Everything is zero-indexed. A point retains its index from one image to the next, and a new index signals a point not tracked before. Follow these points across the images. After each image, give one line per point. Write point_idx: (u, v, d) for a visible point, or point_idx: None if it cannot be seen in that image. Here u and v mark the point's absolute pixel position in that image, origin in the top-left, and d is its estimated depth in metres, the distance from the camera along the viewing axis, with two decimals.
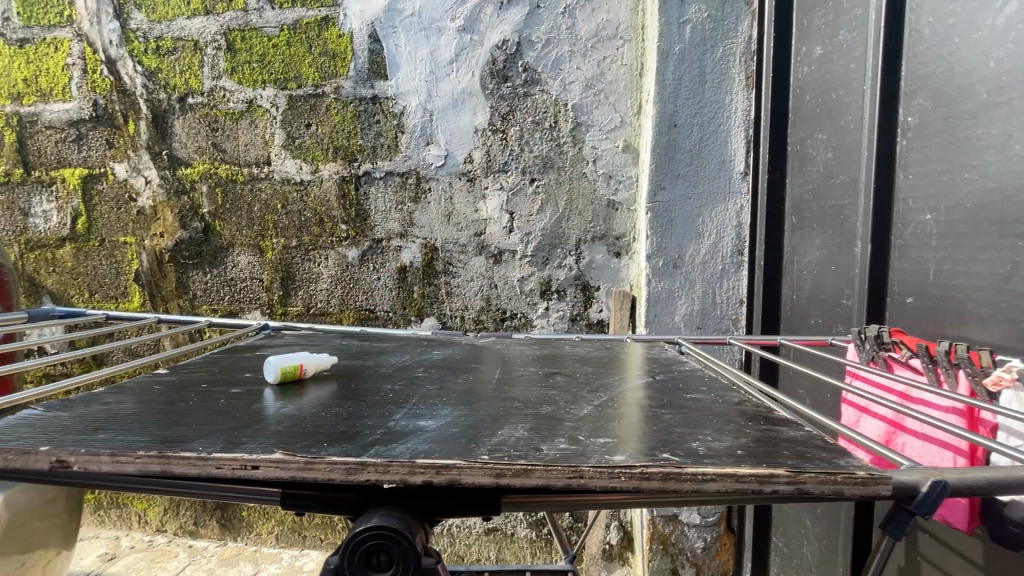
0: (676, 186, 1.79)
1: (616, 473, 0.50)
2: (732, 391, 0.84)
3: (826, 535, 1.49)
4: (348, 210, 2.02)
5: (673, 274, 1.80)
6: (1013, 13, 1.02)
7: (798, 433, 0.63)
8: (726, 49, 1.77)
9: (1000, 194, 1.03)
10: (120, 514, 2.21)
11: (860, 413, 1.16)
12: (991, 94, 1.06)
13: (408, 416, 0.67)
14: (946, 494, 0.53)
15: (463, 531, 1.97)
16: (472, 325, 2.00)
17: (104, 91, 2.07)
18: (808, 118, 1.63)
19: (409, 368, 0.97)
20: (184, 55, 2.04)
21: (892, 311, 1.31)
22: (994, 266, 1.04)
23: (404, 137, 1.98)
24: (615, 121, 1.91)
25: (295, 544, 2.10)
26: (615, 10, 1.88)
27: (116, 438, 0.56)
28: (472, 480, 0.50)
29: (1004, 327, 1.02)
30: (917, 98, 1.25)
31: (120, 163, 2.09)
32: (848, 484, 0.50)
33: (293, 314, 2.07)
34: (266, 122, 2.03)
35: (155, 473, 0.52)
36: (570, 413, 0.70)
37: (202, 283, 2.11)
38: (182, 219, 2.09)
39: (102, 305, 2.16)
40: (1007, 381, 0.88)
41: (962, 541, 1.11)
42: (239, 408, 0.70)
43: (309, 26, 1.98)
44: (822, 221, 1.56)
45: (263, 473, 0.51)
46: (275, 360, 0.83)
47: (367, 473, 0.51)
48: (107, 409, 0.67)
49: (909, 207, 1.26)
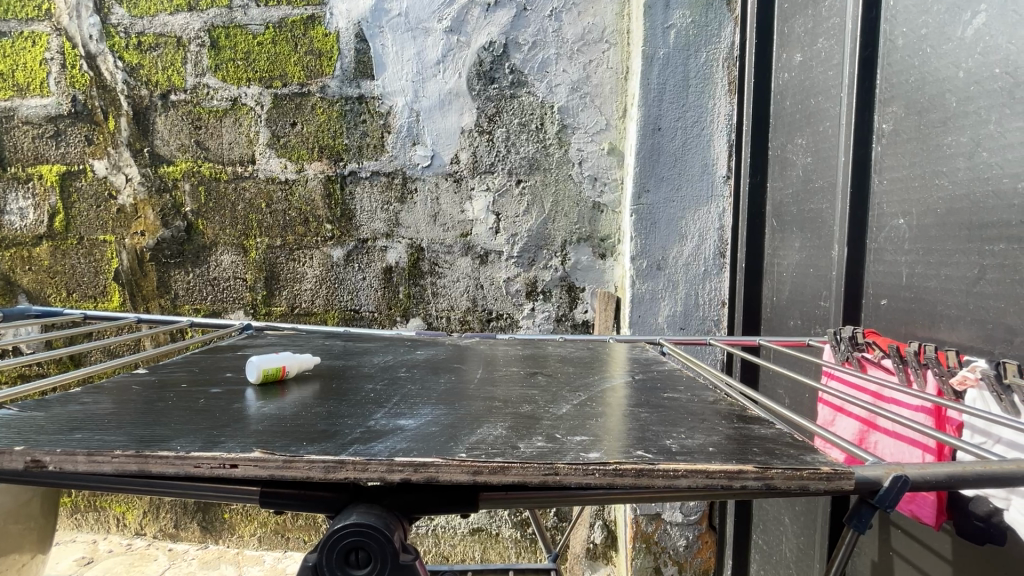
0: (659, 189, 1.81)
1: (591, 470, 0.52)
2: (709, 390, 0.85)
3: (803, 531, 1.52)
4: (333, 210, 2.01)
5: (656, 276, 1.82)
6: (981, 25, 1.05)
7: (769, 431, 0.65)
8: (709, 54, 1.80)
9: (969, 199, 1.07)
10: (98, 517, 2.17)
11: (835, 412, 1.19)
12: (960, 102, 1.09)
13: (388, 416, 0.67)
14: (907, 488, 0.55)
15: (448, 531, 1.98)
16: (458, 325, 2.00)
17: (83, 87, 2.04)
18: (788, 124, 1.67)
19: (392, 368, 0.97)
20: (166, 52, 2.02)
21: (867, 313, 1.34)
22: (963, 269, 1.07)
23: (390, 137, 1.97)
24: (600, 123, 1.93)
25: (278, 546, 2.08)
26: (601, 14, 1.91)
27: (92, 437, 0.56)
28: (449, 477, 0.51)
29: (971, 328, 1.05)
30: (891, 106, 1.29)
31: (100, 160, 2.06)
32: (812, 479, 0.52)
33: (277, 314, 2.05)
34: (250, 120, 2.01)
35: (133, 472, 0.52)
36: (549, 412, 0.72)
37: (184, 282, 2.08)
38: (164, 218, 2.06)
39: (81, 304, 2.12)
40: (972, 380, 0.91)
41: (931, 535, 1.14)
42: (219, 408, 0.70)
43: (295, 24, 1.97)
44: (801, 224, 1.60)
45: (242, 472, 0.52)
46: (258, 361, 0.83)
47: (347, 471, 0.51)
48: (84, 409, 0.67)
49: (883, 211, 1.30)
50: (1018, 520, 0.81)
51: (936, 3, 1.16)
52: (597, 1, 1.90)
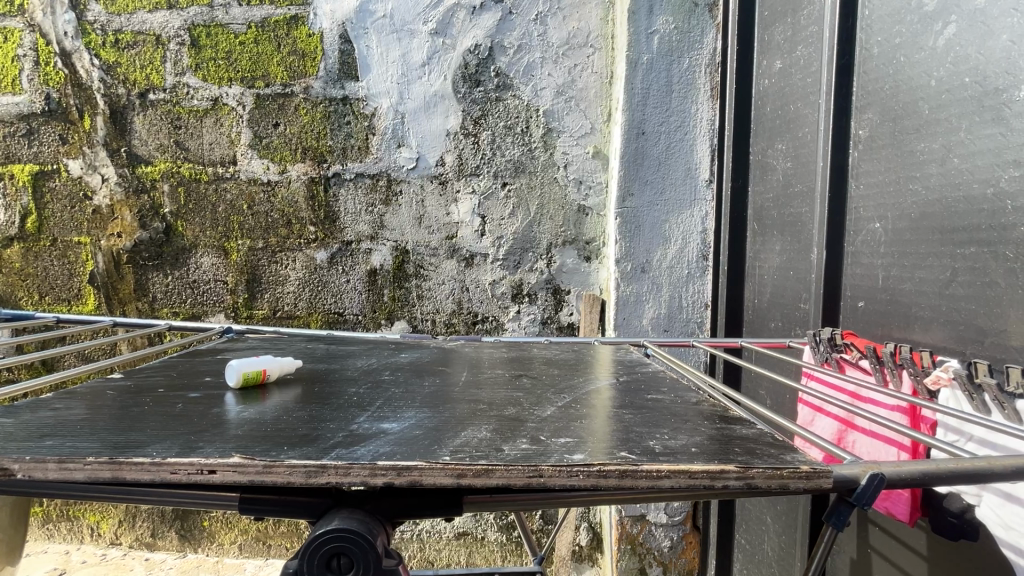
0: (644, 193, 1.83)
1: (575, 472, 0.52)
2: (692, 392, 0.86)
3: (785, 530, 1.54)
4: (317, 212, 1.99)
5: (641, 278, 1.84)
6: (952, 35, 1.09)
7: (751, 431, 0.66)
8: (692, 60, 1.83)
9: (941, 205, 1.10)
10: (71, 527, 2.11)
11: (814, 412, 1.21)
12: (933, 110, 1.13)
13: (372, 419, 0.67)
14: (883, 486, 0.56)
15: (434, 536, 1.96)
16: (443, 328, 1.99)
17: (58, 85, 1.99)
18: (769, 129, 1.70)
19: (376, 371, 0.96)
20: (145, 50, 1.98)
21: (845, 315, 1.37)
22: (936, 272, 1.10)
23: (375, 139, 1.96)
24: (585, 127, 1.94)
25: (260, 554, 2.04)
26: (586, 18, 1.92)
27: (64, 444, 0.55)
28: (432, 481, 0.51)
29: (943, 329, 1.08)
30: (867, 112, 1.32)
31: (75, 160, 2.01)
32: (793, 478, 0.53)
33: (259, 317, 2.02)
34: (231, 120, 1.98)
35: (106, 479, 0.51)
36: (533, 414, 0.72)
37: (162, 284, 2.04)
38: (142, 219, 2.02)
39: (53, 308, 2.06)
40: (944, 380, 0.94)
41: (906, 532, 1.17)
42: (197, 413, 0.68)
43: (278, 24, 1.95)
44: (782, 228, 1.62)
45: (220, 478, 0.51)
46: (239, 364, 0.81)
47: (329, 475, 0.51)
48: (55, 415, 0.65)
49: (860, 215, 1.33)
50: (988, 515, 0.83)
51: (909, 14, 1.19)
52: (582, 6, 1.92)
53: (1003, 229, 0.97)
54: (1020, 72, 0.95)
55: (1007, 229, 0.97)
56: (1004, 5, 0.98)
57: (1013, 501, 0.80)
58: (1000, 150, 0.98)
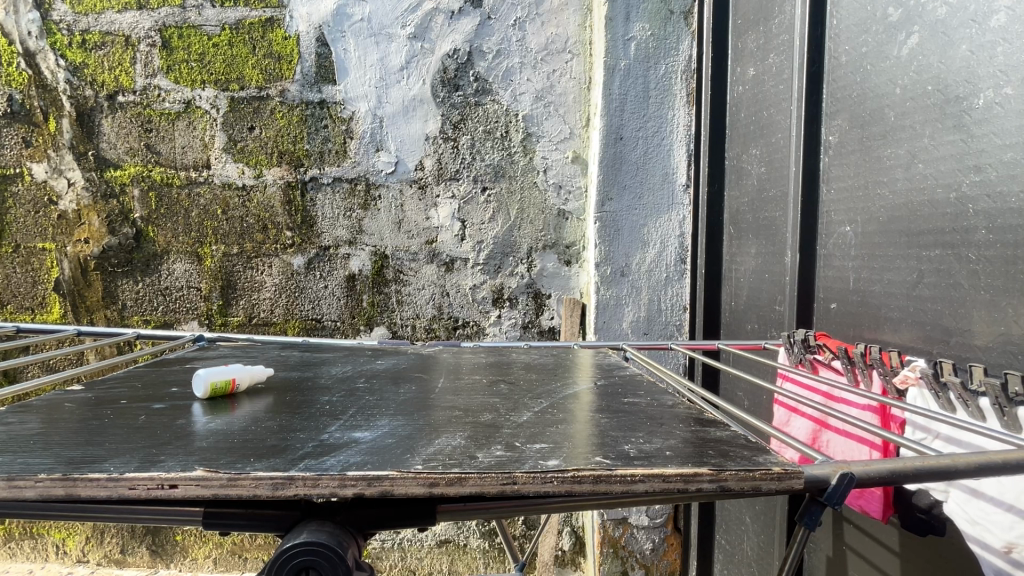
0: (623, 197, 1.84)
1: (549, 478, 0.52)
2: (669, 394, 0.86)
3: (763, 530, 1.56)
4: (294, 216, 1.96)
5: (620, 282, 1.85)
6: (915, 45, 1.12)
7: (725, 433, 0.66)
8: (669, 66, 1.85)
9: (907, 209, 1.13)
10: (35, 545, 2.02)
11: (790, 413, 1.23)
12: (897, 117, 1.16)
13: (343, 429, 0.65)
14: (853, 485, 0.57)
15: (415, 544, 1.94)
16: (424, 333, 1.97)
17: (21, 86, 1.93)
18: (743, 134, 1.73)
19: (350, 378, 0.94)
20: (114, 51, 1.93)
21: (818, 316, 1.40)
22: (904, 274, 1.13)
23: (354, 143, 1.94)
24: (564, 132, 1.95)
25: (235, 568, 1.98)
26: (564, 24, 1.93)
27: (15, 461, 0.53)
28: (404, 491, 0.50)
29: (912, 329, 1.11)
30: (837, 119, 1.35)
31: (39, 164, 1.94)
32: (765, 480, 0.54)
33: (234, 324, 1.97)
34: (205, 124, 1.94)
35: (60, 497, 0.49)
36: (510, 420, 0.71)
37: (133, 291, 1.98)
38: (111, 224, 1.96)
39: (16, 317, 1.99)
40: (912, 379, 0.96)
41: (879, 528, 1.19)
42: (160, 425, 0.66)
43: (253, 26, 1.92)
44: (757, 231, 1.65)
45: (182, 493, 0.49)
46: (207, 374, 0.79)
47: (296, 487, 0.50)
48: (7, 430, 0.62)
49: (831, 219, 1.36)
50: (957, 512, 0.85)
51: (875, 24, 1.23)
52: (560, 12, 1.93)
53: (966, 232, 1.00)
54: (979, 80, 0.99)
55: (970, 232, 0.99)
56: (964, 16, 1.02)
57: (979, 496, 0.82)
58: (961, 155, 1.01)
